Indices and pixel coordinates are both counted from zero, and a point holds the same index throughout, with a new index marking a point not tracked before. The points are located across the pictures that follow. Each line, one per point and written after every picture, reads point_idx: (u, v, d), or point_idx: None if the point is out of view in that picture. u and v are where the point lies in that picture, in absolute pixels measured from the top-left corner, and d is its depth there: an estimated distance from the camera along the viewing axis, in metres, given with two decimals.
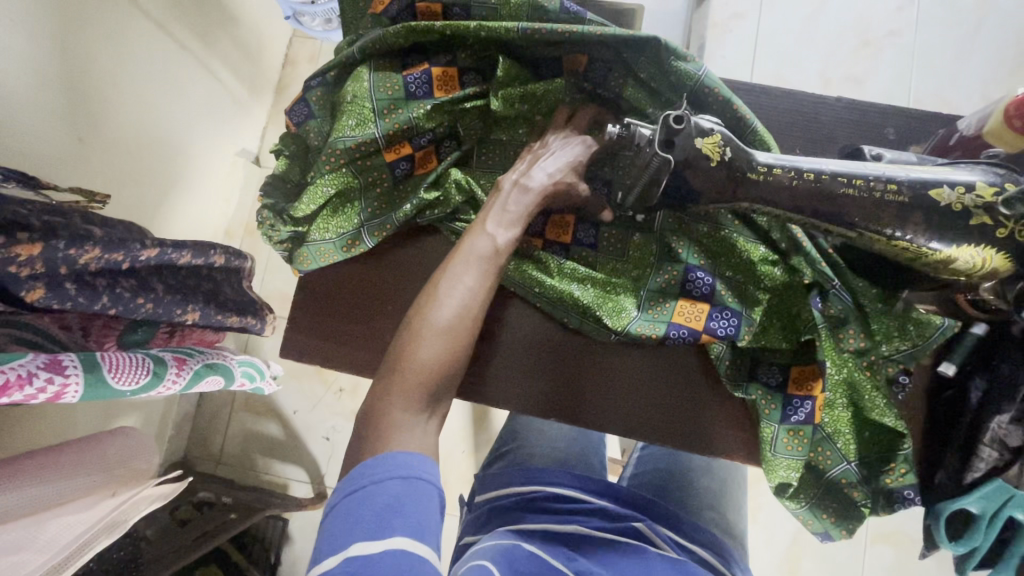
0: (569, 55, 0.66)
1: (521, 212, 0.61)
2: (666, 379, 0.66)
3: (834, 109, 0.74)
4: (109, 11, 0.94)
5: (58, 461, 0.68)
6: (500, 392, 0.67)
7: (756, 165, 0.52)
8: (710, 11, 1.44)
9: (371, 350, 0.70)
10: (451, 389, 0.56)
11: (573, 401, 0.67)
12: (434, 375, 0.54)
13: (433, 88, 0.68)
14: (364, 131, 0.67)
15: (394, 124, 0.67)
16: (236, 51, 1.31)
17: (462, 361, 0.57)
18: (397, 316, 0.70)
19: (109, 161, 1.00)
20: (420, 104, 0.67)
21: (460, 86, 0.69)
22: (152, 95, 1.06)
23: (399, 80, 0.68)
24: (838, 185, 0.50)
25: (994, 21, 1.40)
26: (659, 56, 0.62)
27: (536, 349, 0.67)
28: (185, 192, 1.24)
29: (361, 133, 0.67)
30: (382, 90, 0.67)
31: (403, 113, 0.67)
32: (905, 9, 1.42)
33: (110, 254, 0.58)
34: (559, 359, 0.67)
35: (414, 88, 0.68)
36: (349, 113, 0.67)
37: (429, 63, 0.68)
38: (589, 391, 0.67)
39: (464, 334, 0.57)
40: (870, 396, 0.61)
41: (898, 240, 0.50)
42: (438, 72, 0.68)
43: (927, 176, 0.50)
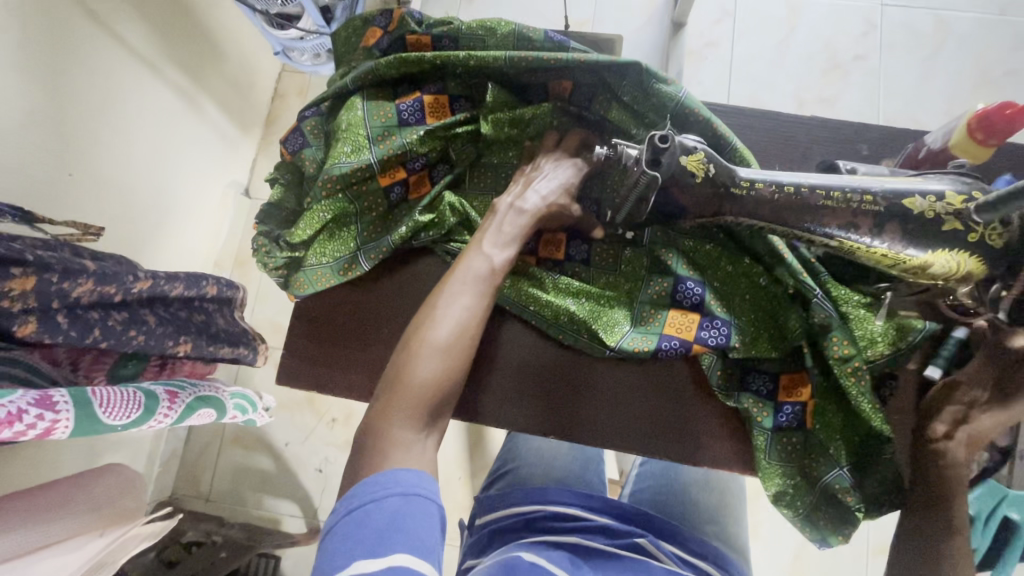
0: (554, 81, 0.68)
1: (513, 232, 0.63)
2: (664, 394, 0.67)
3: (809, 127, 0.77)
4: (103, 49, 0.97)
5: (47, 501, 0.67)
6: (501, 409, 0.68)
7: (739, 180, 0.53)
8: (686, 41, 1.52)
9: (366, 371, 0.70)
10: (449, 406, 0.56)
11: (573, 417, 0.67)
12: (434, 392, 0.55)
13: (425, 115, 0.70)
14: (359, 157, 0.68)
15: (389, 150, 0.68)
16: (226, 87, 1.34)
17: (461, 378, 0.57)
18: (391, 338, 0.70)
19: (99, 194, 1.01)
20: (412, 130, 0.69)
21: (450, 112, 0.71)
22: (142, 131, 1.08)
23: (392, 108, 0.70)
24: (817, 198, 0.51)
25: (953, 41, 1.48)
26: (640, 79, 0.65)
27: (533, 365, 0.68)
28: (173, 224, 1.24)
29: (356, 159, 0.68)
30: (376, 118, 0.69)
31: (396, 139, 0.69)
32: (869, 35, 1.50)
33: (102, 287, 0.60)
34: (557, 376, 0.68)
35: (407, 115, 0.70)
36: (345, 140, 0.69)
37: (422, 91, 0.71)
38: (588, 406, 0.67)
39: (464, 351, 0.57)
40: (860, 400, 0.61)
41: (875, 247, 0.50)
42: (430, 99, 0.70)
43: (899, 186, 0.50)
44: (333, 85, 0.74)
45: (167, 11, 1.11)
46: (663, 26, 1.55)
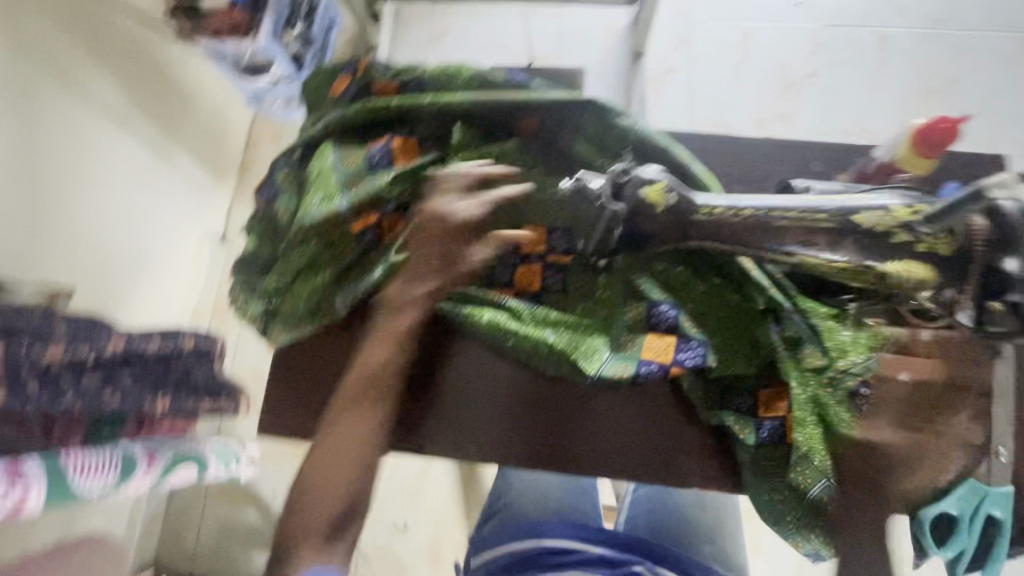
0: (519, 121, 0.70)
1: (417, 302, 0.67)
2: (602, 415, 0.69)
3: (765, 148, 0.80)
4: (74, 104, 1.01)
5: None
6: (454, 443, 0.69)
7: (699, 207, 0.55)
8: (646, 69, 1.59)
9: None
10: (351, 518, 0.60)
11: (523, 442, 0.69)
12: (332, 508, 0.58)
13: (394, 157, 0.72)
14: (330, 204, 0.69)
15: (360, 194, 0.70)
16: (201, 137, 1.37)
17: (363, 481, 0.61)
18: None
19: (70, 242, 1.02)
20: (383, 173, 0.71)
21: (420, 153, 0.72)
22: (114, 181, 1.11)
23: (363, 153, 0.72)
24: (774, 219, 0.53)
25: (898, 57, 1.57)
26: (601, 113, 0.68)
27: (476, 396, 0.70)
28: (149, 274, 1.24)
29: (327, 207, 0.69)
30: (348, 164, 0.71)
31: (368, 181, 0.70)
32: (818, 54, 1.58)
33: (74, 350, 0.60)
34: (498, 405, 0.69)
35: (377, 159, 0.71)
36: (315, 189, 0.70)
37: (391, 133, 0.73)
38: (534, 433, 0.69)
39: (358, 457, 0.61)
40: (836, 409, 0.63)
41: (833, 262, 0.53)
42: (399, 140, 0.72)
43: (847, 203, 0.52)
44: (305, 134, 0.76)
45: (132, 66, 1.14)
46: (626, 56, 1.62)
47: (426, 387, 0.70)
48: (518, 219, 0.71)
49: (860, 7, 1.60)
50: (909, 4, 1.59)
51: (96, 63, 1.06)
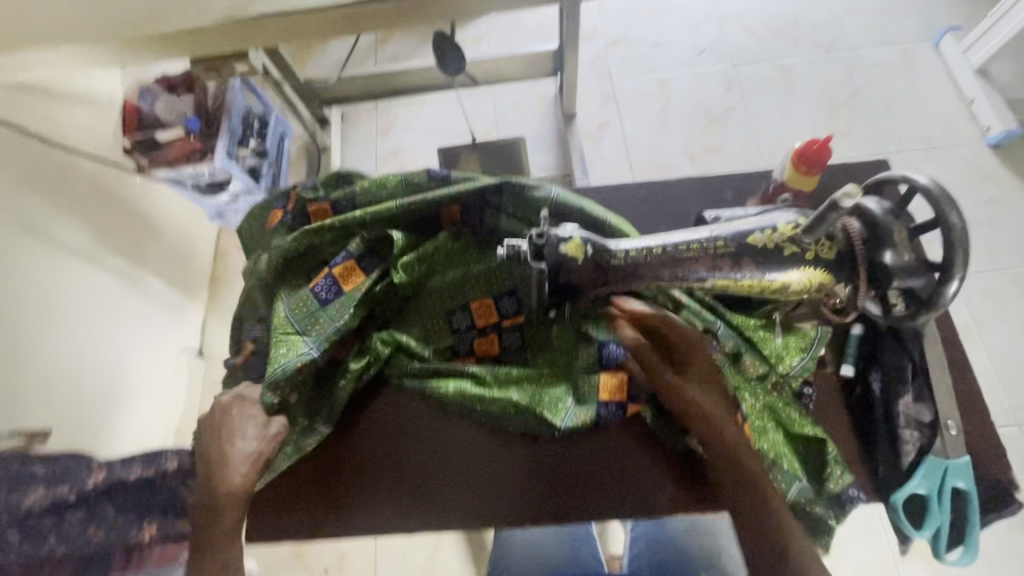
0: (445, 211, 0.77)
1: (252, 459, 0.68)
2: (462, 447, 0.73)
3: (681, 186, 0.88)
4: (38, 256, 1.06)
5: None
6: (360, 511, 0.72)
7: (615, 252, 0.60)
8: (580, 128, 1.74)
9: (348, 505, 0.72)
10: None
11: (415, 489, 0.72)
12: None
13: (339, 286, 0.76)
14: (297, 351, 0.73)
15: (325, 337, 0.74)
16: (167, 261, 1.42)
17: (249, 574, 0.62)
18: (359, 469, 0.74)
19: (45, 390, 1.04)
20: (336, 303, 0.76)
21: (361, 271, 0.77)
22: (83, 321, 1.14)
23: (309, 294, 0.76)
24: (681, 251, 0.58)
25: (799, 82, 1.75)
26: (514, 191, 0.75)
27: (349, 467, 0.74)
28: (129, 405, 1.25)
29: (296, 355, 0.72)
30: (297, 308, 0.76)
31: (327, 320, 0.75)
32: (730, 90, 1.75)
33: (54, 489, 0.70)
34: (374, 468, 0.74)
35: (324, 293, 0.76)
36: (280, 343, 0.73)
37: (330, 262, 0.78)
38: (421, 482, 0.73)
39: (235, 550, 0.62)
40: (787, 412, 0.68)
41: (741, 279, 0.59)
42: (342, 266, 0.77)
43: (743, 228, 0.58)
44: (255, 281, 0.82)
45: (98, 207, 1.22)
46: (558, 120, 1.76)
47: (396, 465, 0.73)
48: (463, 296, 0.76)
49: (756, 45, 1.80)
50: (799, 37, 1.79)
51: (63, 214, 1.13)
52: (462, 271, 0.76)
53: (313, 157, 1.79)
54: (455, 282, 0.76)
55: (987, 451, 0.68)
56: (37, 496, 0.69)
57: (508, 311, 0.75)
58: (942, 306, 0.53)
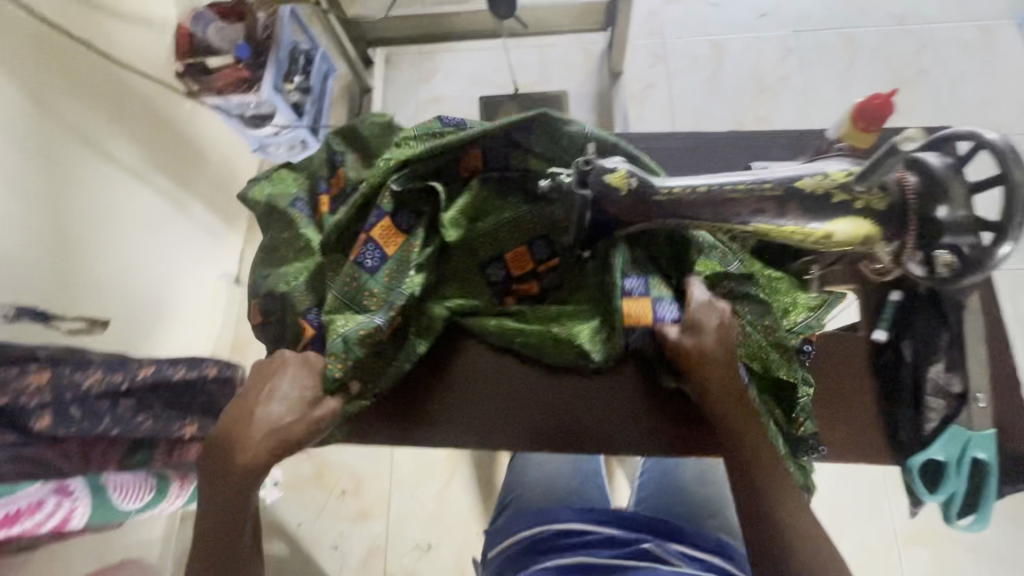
0: (466, 155, 0.74)
1: (284, 419, 0.65)
2: (543, 388, 0.75)
3: (729, 140, 0.86)
4: (93, 166, 1.11)
5: None
6: (449, 436, 0.76)
7: (658, 188, 0.60)
8: (625, 87, 1.69)
9: (440, 430, 0.76)
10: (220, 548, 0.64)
11: (497, 422, 0.75)
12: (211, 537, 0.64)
13: (382, 248, 0.73)
14: (361, 322, 0.70)
15: (392, 308, 0.70)
16: (211, 186, 1.47)
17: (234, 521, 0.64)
18: (449, 399, 0.76)
19: (96, 295, 1.11)
20: (390, 265, 0.73)
21: (404, 228, 0.74)
22: (131, 234, 1.20)
23: (354, 265, 0.73)
24: (726, 192, 0.58)
25: (863, 54, 1.65)
26: (547, 127, 0.72)
27: (438, 390, 0.77)
28: (171, 318, 1.32)
29: (359, 325, 0.70)
30: (344, 280, 0.72)
31: (393, 288, 0.72)
32: (787, 58, 1.67)
33: (109, 375, 0.75)
34: (460, 397, 0.76)
35: (371, 261, 0.73)
36: (340, 318, 0.71)
37: (366, 226, 0.74)
38: (501, 417, 0.75)
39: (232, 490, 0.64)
40: (777, 361, 0.67)
41: (784, 225, 0.58)
42: (379, 226, 0.73)
43: (792, 172, 0.57)
44: (296, 263, 0.77)
45: (149, 127, 1.26)
46: (604, 78, 1.72)
47: (482, 399, 0.76)
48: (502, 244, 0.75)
49: (822, 12, 1.70)
50: (870, 6, 1.69)
51: (116, 128, 1.17)
52: (500, 217, 0.75)
53: (355, 97, 1.79)
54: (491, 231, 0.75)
55: (1014, 428, 0.68)
56: (95, 379, 0.73)
57: (540, 254, 0.76)
58: (992, 267, 0.51)
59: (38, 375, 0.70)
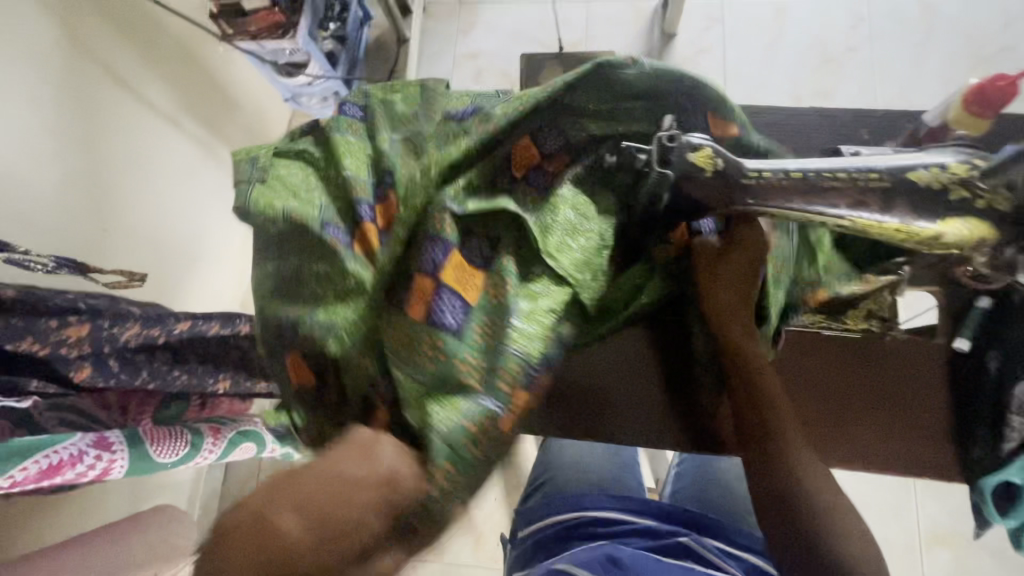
0: (521, 143, 0.62)
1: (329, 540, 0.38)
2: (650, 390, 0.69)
3: (805, 118, 0.79)
4: (125, 110, 1.07)
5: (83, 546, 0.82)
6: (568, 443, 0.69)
7: (747, 171, 0.54)
8: (677, 51, 1.58)
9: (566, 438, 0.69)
10: None
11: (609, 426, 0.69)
12: None
13: (460, 293, 0.57)
14: (461, 405, 0.52)
15: (508, 372, 0.54)
16: (242, 135, 1.42)
17: None
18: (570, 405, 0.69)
19: (128, 243, 1.10)
20: (478, 316, 0.57)
21: (476, 265, 0.60)
22: (163, 183, 1.17)
23: (430, 324, 0.56)
24: (824, 180, 0.52)
25: (943, 26, 1.50)
26: (601, 78, 0.60)
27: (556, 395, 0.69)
28: (200, 269, 1.31)
29: (459, 411, 0.51)
30: (424, 345, 0.55)
31: (502, 346, 0.55)
32: (858, 27, 1.53)
33: (146, 329, 0.74)
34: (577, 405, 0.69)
35: (449, 314, 0.56)
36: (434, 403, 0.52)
37: (429, 270, 0.58)
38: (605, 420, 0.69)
39: None
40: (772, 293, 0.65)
41: (886, 223, 0.50)
42: (450, 265, 0.58)
43: (903, 162, 0.51)
44: (340, 311, 0.58)
45: (183, 70, 1.21)
46: (654, 40, 1.60)
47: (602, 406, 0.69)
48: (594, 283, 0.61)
49: None
50: None
51: (150, 69, 1.12)
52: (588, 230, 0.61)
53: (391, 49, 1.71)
54: (590, 260, 0.60)
55: None
56: (133, 332, 0.73)
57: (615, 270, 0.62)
58: None
59: (76, 327, 0.69)
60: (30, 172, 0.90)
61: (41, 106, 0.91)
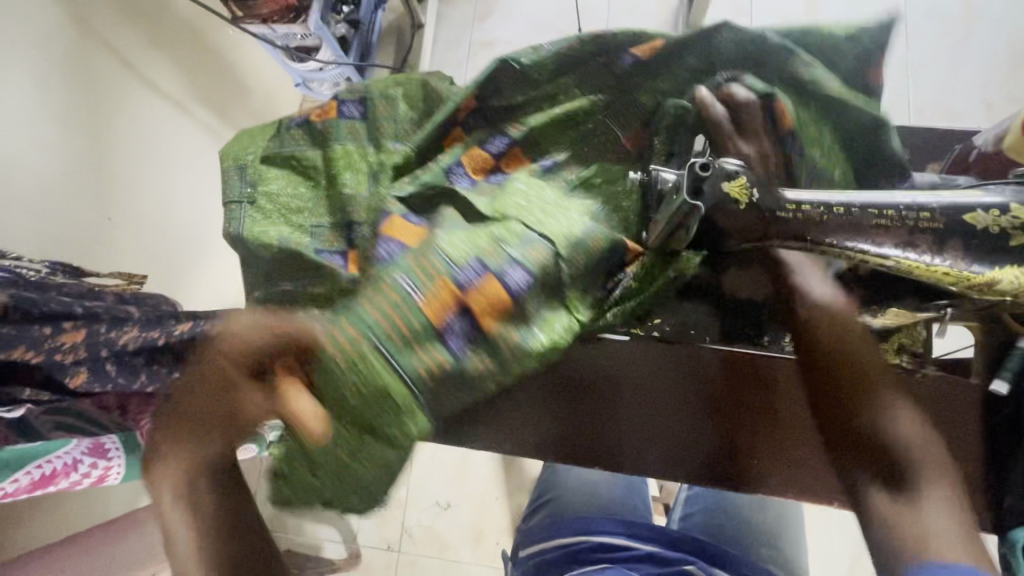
0: (509, 162, 0.68)
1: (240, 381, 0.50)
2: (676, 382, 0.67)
3: None
4: (133, 95, 1.04)
5: (81, 543, 0.81)
6: (592, 442, 0.67)
7: (785, 203, 0.50)
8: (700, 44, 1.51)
9: (591, 433, 0.67)
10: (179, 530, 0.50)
11: (631, 425, 0.67)
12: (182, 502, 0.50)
13: (404, 245, 0.57)
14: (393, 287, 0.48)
15: (433, 265, 0.49)
16: (251, 121, 1.39)
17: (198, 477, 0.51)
18: (598, 402, 0.67)
19: (135, 233, 1.07)
20: (438, 262, 0.49)
21: (417, 223, 0.61)
22: (170, 170, 1.14)
23: (436, 342, 0.47)
24: (869, 217, 0.48)
25: (983, 27, 1.42)
26: (608, 95, 0.71)
27: (576, 383, 0.68)
28: (208, 260, 1.29)
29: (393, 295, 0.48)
30: (366, 305, 0.48)
31: (434, 252, 0.50)
32: (893, 25, 1.45)
33: (146, 332, 0.69)
34: (595, 399, 0.68)
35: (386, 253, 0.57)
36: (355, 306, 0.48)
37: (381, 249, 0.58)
38: (627, 415, 0.67)
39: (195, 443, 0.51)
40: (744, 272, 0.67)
41: (937, 266, 0.47)
42: (403, 235, 0.59)
43: (958, 200, 0.47)
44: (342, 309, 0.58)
45: (192, 54, 1.17)
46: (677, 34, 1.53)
47: (624, 402, 0.67)
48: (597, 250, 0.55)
49: None
50: None
51: (157, 53, 1.09)
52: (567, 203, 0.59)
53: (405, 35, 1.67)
54: (558, 211, 0.57)
55: None
56: (131, 336, 0.68)
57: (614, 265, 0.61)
58: None
59: (72, 333, 0.65)
60: (36, 160, 0.87)
61: (47, 92, 0.88)
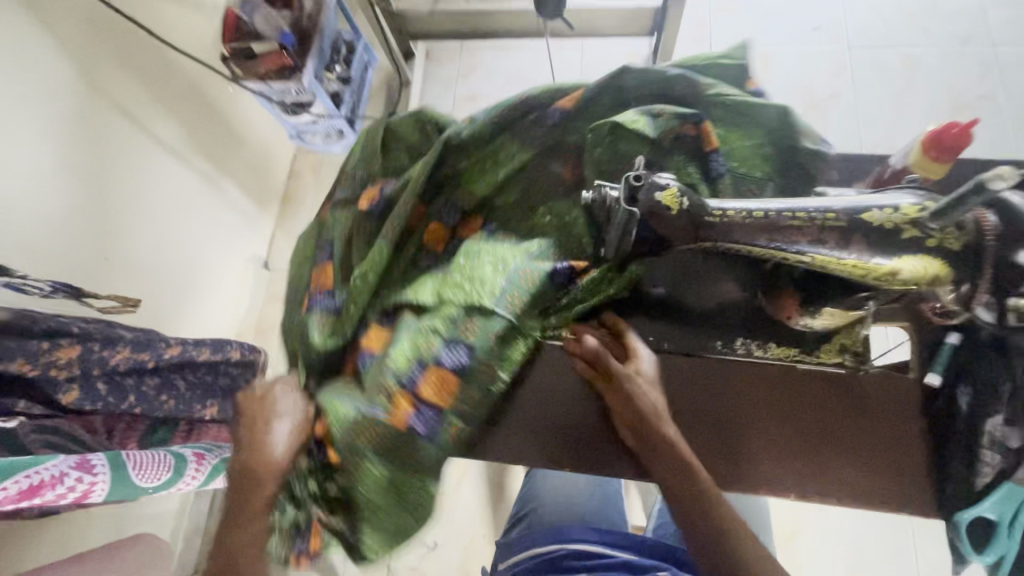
0: (466, 223, 0.78)
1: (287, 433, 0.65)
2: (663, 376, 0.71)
3: None
4: (135, 143, 1.12)
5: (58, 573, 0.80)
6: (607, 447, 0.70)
7: (711, 210, 0.58)
8: None
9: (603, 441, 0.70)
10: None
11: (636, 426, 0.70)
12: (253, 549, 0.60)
13: (371, 347, 0.71)
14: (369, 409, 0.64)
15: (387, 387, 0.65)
16: (246, 169, 1.48)
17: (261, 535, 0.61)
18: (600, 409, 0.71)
19: (128, 270, 1.12)
20: (390, 382, 0.65)
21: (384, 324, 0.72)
22: (166, 212, 1.21)
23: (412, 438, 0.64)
24: (785, 219, 0.56)
25: (924, 76, 1.57)
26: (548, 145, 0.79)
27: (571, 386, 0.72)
28: (199, 299, 1.33)
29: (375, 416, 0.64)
30: (347, 429, 0.63)
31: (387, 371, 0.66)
32: (842, 75, 1.61)
33: (137, 353, 0.77)
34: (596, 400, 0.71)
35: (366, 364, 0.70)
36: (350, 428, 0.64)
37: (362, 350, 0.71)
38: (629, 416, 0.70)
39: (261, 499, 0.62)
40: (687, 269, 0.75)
41: (846, 258, 0.54)
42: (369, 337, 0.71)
43: (857, 202, 0.54)
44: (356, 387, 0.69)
45: (192, 108, 1.27)
46: None
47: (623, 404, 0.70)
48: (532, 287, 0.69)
49: (881, 29, 1.63)
50: (932, 25, 1.61)
51: (160, 106, 1.18)
52: (497, 258, 0.71)
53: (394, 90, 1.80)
54: (478, 274, 0.69)
55: None
56: (124, 356, 0.75)
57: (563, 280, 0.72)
58: None
59: (68, 349, 0.71)
60: (34, 200, 0.93)
61: (54, 142, 0.95)
